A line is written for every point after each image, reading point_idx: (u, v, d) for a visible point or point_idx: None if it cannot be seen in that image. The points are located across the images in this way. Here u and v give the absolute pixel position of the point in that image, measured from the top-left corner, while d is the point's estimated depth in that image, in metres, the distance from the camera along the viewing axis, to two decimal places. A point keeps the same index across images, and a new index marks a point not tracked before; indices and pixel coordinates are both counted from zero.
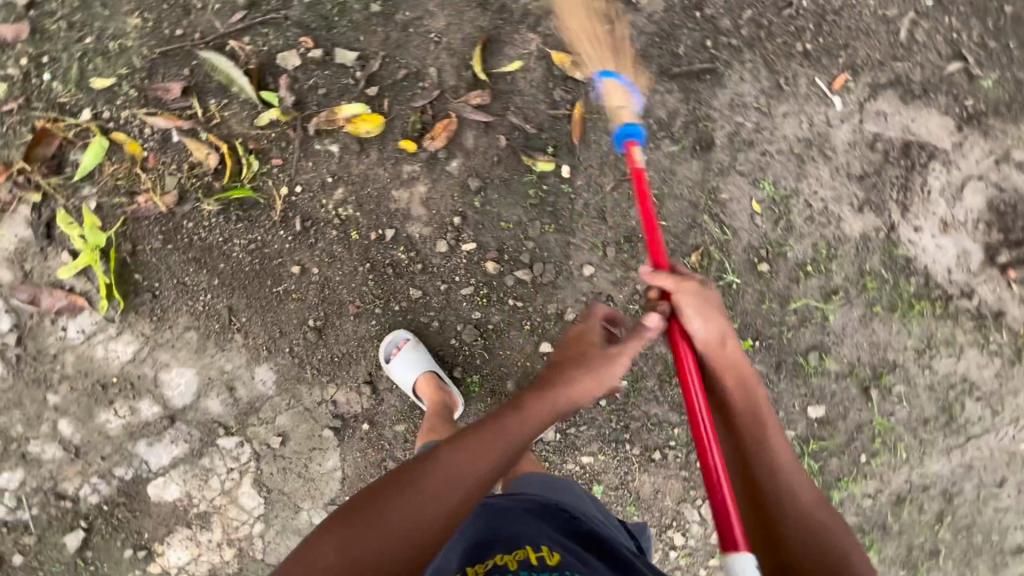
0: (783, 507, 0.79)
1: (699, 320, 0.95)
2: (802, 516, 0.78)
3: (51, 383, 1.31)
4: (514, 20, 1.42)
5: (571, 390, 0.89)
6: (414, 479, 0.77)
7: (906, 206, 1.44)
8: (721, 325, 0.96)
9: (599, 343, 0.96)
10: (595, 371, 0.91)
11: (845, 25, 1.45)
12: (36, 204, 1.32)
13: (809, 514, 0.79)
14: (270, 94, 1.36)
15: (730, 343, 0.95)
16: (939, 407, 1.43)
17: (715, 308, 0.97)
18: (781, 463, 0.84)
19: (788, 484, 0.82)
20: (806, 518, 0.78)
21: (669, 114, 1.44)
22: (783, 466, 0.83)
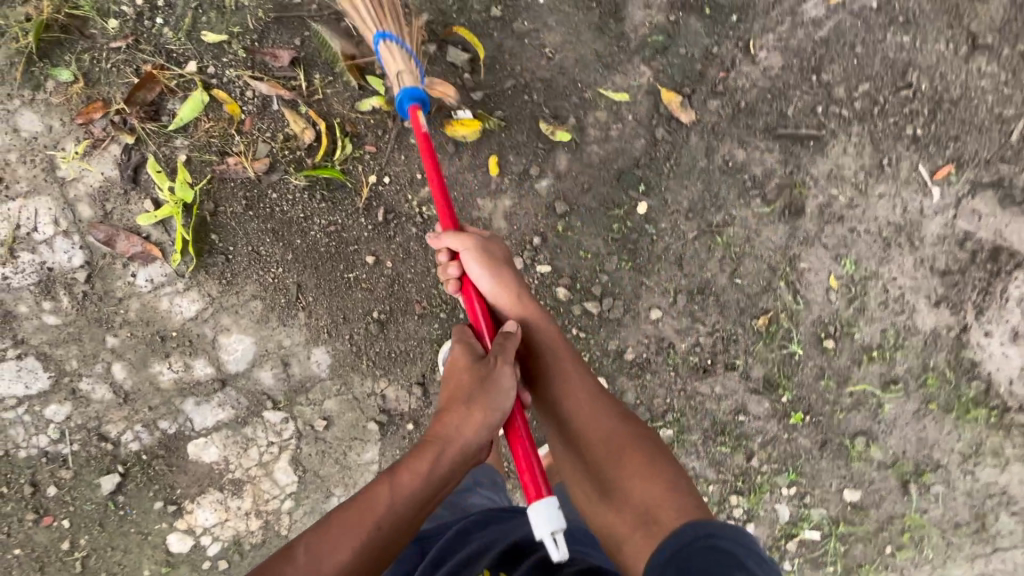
0: (607, 438, 0.96)
1: (498, 281, 1.10)
2: (622, 440, 0.95)
3: (112, 325, 1.32)
4: (630, 50, 1.39)
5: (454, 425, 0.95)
6: (289, 557, 0.77)
7: (981, 309, 1.42)
8: (517, 283, 1.11)
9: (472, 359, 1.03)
10: (483, 402, 0.96)
11: (960, 116, 1.41)
12: (128, 147, 1.32)
13: (626, 436, 0.96)
14: (375, 80, 1.34)
15: (528, 297, 1.12)
16: (973, 514, 1.43)
17: (508, 267, 1.12)
18: (596, 399, 1.02)
19: (605, 417, 0.99)
20: (622, 440, 0.95)
21: (765, 173, 1.41)
22: (600, 404, 1.01)
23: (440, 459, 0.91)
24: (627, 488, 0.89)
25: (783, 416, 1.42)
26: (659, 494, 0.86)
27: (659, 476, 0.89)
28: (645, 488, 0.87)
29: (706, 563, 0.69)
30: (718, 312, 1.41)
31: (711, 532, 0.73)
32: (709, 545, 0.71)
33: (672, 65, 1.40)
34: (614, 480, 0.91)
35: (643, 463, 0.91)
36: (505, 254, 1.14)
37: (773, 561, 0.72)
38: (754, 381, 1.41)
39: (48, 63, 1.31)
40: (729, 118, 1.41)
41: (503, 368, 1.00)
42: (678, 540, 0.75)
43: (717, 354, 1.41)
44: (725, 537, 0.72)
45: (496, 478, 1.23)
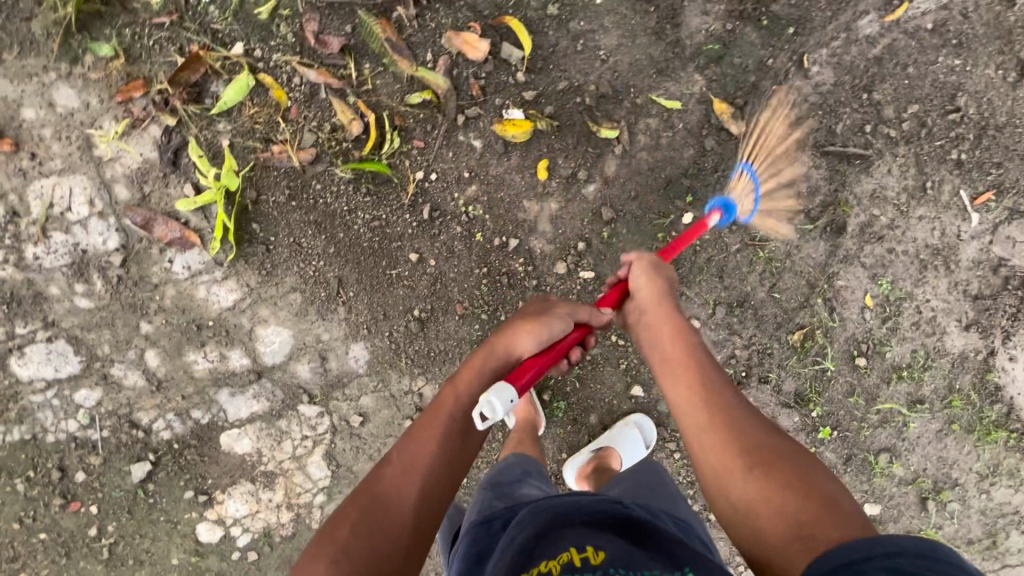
0: (746, 439, 0.82)
1: (648, 281, 1.06)
2: (763, 443, 0.81)
3: (146, 312, 1.29)
4: (684, 57, 1.37)
5: (506, 335, 0.97)
6: (385, 463, 0.85)
7: (1008, 335, 1.44)
8: (664, 286, 1.06)
9: (542, 308, 1.03)
10: (533, 323, 0.97)
11: (1005, 143, 1.41)
12: (169, 129, 1.28)
13: (768, 441, 0.82)
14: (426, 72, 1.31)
15: (664, 290, 1.05)
16: (984, 531, 1.48)
17: (668, 283, 1.08)
18: (726, 396, 0.89)
19: (743, 417, 0.85)
20: (760, 442, 0.82)
21: (810, 189, 1.42)
22: (736, 403, 0.88)
23: (491, 371, 0.94)
24: (771, 497, 0.75)
25: (811, 430, 1.45)
26: (815, 508, 0.72)
27: (811, 487, 0.75)
28: (795, 498, 0.74)
29: None
30: (755, 326, 1.42)
31: (882, 548, 0.60)
32: (886, 565, 0.58)
33: (725, 76, 1.38)
34: (756, 483, 0.77)
35: (791, 472, 0.77)
36: (671, 275, 1.10)
37: (966, 563, 0.58)
38: (785, 395, 1.44)
39: (87, 36, 1.26)
40: (778, 133, 1.40)
41: (558, 309, 1.01)
42: (845, 556, 0.62)
43: (752, 367, 1.43)
44: (905, 554, 0.58)
45: (544, 472, 1.16)
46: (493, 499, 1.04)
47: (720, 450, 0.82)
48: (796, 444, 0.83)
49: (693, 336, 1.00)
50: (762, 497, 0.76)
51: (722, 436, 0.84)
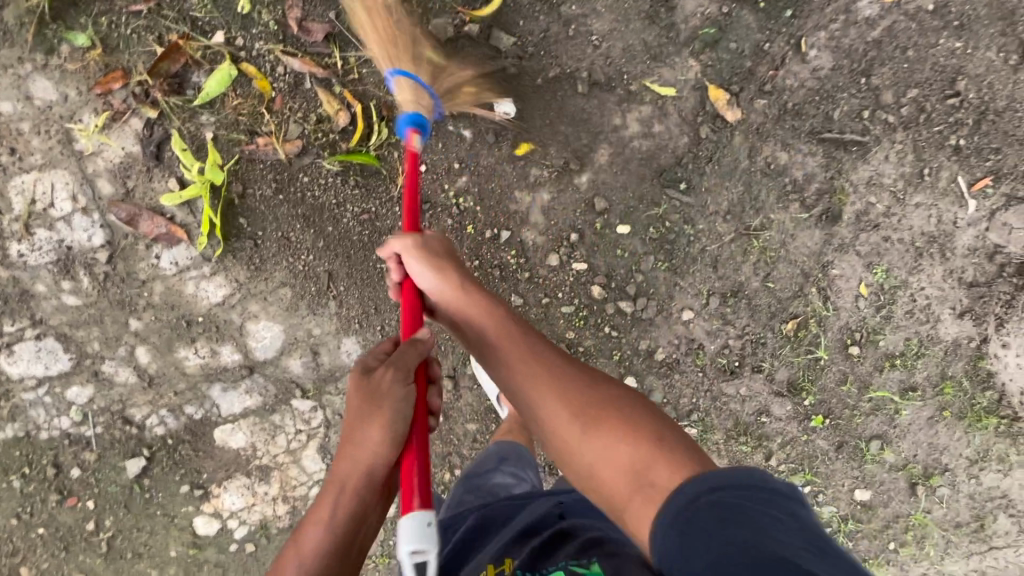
0: (575, 404, 0.80)
1: (435, 274, 0.96)
2: (590, 404, 0.80)
3: (135, 308, 1.28)
4: (679, 42, 1.34)
5: (352, 443, 0.81)
6: None
7: (1002, 322, 1.43)
8: (455, 270, 0.98)
9: (363, 378, 0.85)
10: (373, 410, 0.81)
11: (1004, 128, 1.38)
12: (150, 122, 1.25)
13: (600, 400, 0.80)
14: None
15: (457, 270, 0.98)
16: (973, 516, 1.49)
17: (453, 259, 1.00)
18: (549, 364, 0.87)
19: (571, 384, 0.83)
20: (588, 402, 0.80)
21: (806, 177, 1.40)
22: (563, 370, 0.86)
23: (352, 497, 0.78)
24: (611, 455, 0.74)
25: (804, 418, 1.45)
26: (645, 451, 0.72)
27: (644, 433, 0.75)
28: (631, 452, 0.73)
29: (714, 526, 0.57)
30: (749, 315, 1.42)
31: (709, 486, 0.62)
32: (714, 499, 0.60)
33: (721, 61, 1.35)
34: (596, 447, 0.76)
35: (622, 425, 0.76)
36: (448, 243, 1.03)
37: (779, 483, 0.63)
38: (778, 383, 1.44)
39: (62, 25, 1.22)
40: (774, 119, 1.38)
41: (388, 378, 0.84)
42: (679, 503, 0.62)
43: (745, 357, 1.43)
44: (728, 488, 0.61)
45: (524, 454, 1.16)
46: (463, 493, 1.07)
47: (561, 426, 0.80)
48: (623, 390, 0.83)
49: (500, 308, 0.95)
50: (602, 461, 0.74)
51: (558, 412, 0.81)
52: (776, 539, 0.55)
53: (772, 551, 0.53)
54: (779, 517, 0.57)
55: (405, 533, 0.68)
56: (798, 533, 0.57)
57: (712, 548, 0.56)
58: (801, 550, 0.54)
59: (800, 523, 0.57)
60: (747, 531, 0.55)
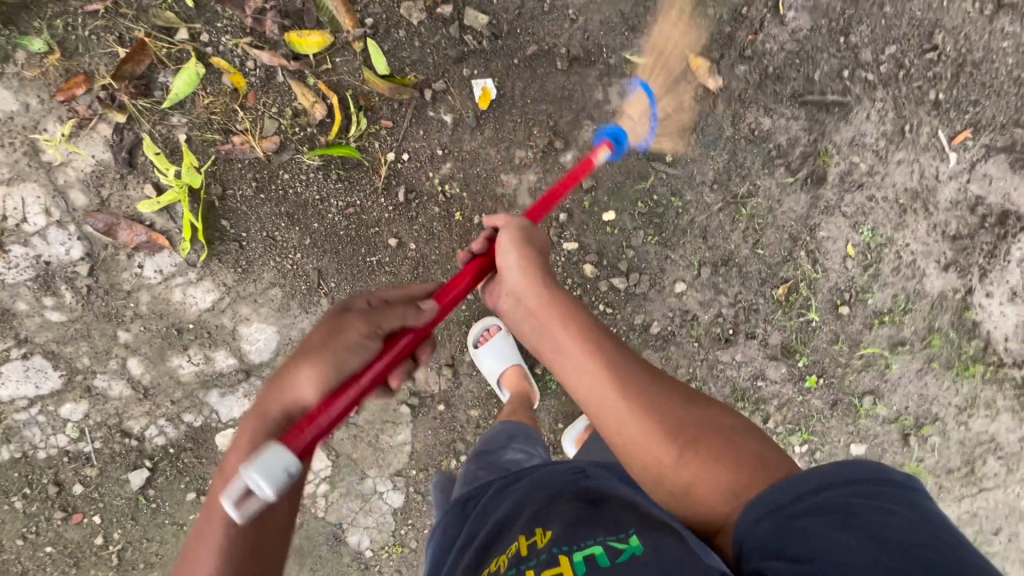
0: (668, 418, 0.77)
1: (524, 276, 0.96)
2: (686, 421, 0.77)
3: (123, 320, 1.26)
4: (656, 11, 1.32)
5: (292, 369, 0.80)
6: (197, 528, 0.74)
7: (985, 272, 1.46)
8: (542, 279, 0.96)
9: (334, 317, 0.87)
10: (322, 347, 0.82)
11: (981, 80, 1.39)
12: (120, 126, 1.21)
13: (695, 418, 0.77)
14: (371, 45, 1.24)
15: (538, 272, 0.97)
16: (963, 460, 1.54)
17: (540, 267, 0.98)
18: (642, 377, 0.83)
19: (660, 397, 0.80)
20: (685, 420, 0.77)
21: (790, 141, 1.39)
22: (651, 382, 0.83)
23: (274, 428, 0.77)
24: (709, 472, 0.71)
25: (798, 380, 1.48)
26: (748, 471, 0.69)
27: (746, 457, 0.71)
28: (726, 468, 0.70)
29: (818, 529, 0.57)
30: (740, 283, 1.43)
31: (813, 486, 0.61)
32: (815, 500, 0.60)
33: (699, 28, 1.33)
34: (694, 466, 0.72)
35: (723, 444, 0.73)
36: (538, 241, 1.02)
37: (896, 471, 0.62)
38: (772, 347, 1.46)
39: (15, 30, 1.17)
40: (756, 85, 1.37)
41: (350, 319, 0.84)
42: (772, 505, 0.62)
43: (739, 324, 1.45)
44: (835, 488, 0.60)
45: (530, 433, 1.16)
46: (477, 470, 1.07)
47: (646, 437, 0.77)
48: (718, 407, 0.80)
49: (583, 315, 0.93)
50: (696, 476, 0.71)
51: (643, 423, 0.78)
52: (889, 545, 0.54)
53: (880, 556, 0.53)
54: (891, 514, 0.57)
55: (257, 462, 0.61)
56: (914, 528, 0.56)
57: (810, 543, 0.57)
58: (914, 549, 0.54)
59: (918, 521, 0.56)
60: (853, 537, 0.55)
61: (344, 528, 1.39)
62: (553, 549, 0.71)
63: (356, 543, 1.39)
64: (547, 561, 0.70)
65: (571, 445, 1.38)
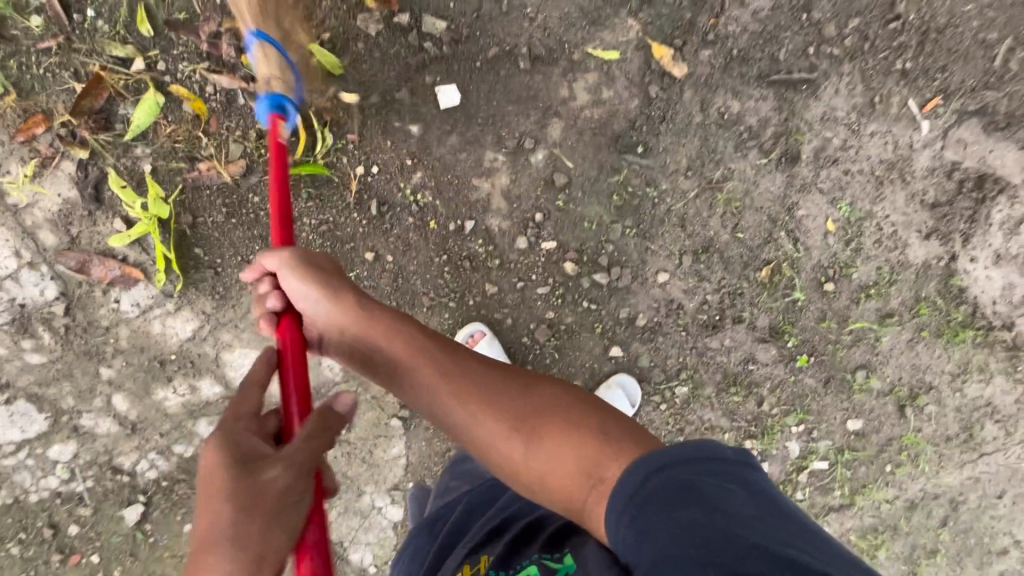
0: (507, 410, 0.82)
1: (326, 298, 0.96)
2: (523, 411, 0.82)
3: (103, 357, 1.25)
4: (615, 3, 1.32)
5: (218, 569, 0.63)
6: None
7: (968, 237, 1.45)
8: (348, 292, 0.97)
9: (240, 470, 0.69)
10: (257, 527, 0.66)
11: (947, 45, 1.39)
12: (84, 163, 1.21)
13: (531, 403, 0.82)
14: (315, 46, 1.22)
15: (348, 291, 0.97)
16: (961, 427, 1.53)
17: (339, 276, 0.99)
18: (474, 376, 0.88)
19: (497, 391, 0.85)
20: (521, 410, 0.82)
21: (760, 122, 1.39)
22: (483, 377, 0.87)
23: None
24: (554, 459, 0.76)
25: (789, 359, 1.48)
26: (587, 445, 0.75)
27: (585, 429, 0.77)
28: (574, 449, 0.75)
29: (668, 514, 0.61)
30: (723, 268, 1.42)
31: (657, 467, 0.66)
32: (661, 480, 0.65)
33: (660, 16, 1.33)
34: (541, 459, 0.77)
35: (559, 424, 0.79)
36: (330, 260, 1.01)
37: (729, 449, 0.68)
38: (760, 330, 1.46)
39: None
40: (721, 69, 1.36)
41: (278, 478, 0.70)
42: (628, 492, 0.66)
43: (725, 309, 1.44)
44: (676, 467, 0.65)
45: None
46: (450, 481, 1.09)
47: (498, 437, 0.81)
48: (549, 382, 0.86)
49: (406, 323, 0.96)
50: (545, 467, 0.77)
51: (489, 423, 0.82)
52: (729, 514, 0.60)
53: (725, 528, 0.59)
54: (728, 490, 0.63)
55: None
56: (746, 499, 0.62)
57: (665, 529, 0.60)
58: (750, 521, 0.60)
59: (749, 492, 0.63)
60: (697, 511, 0.60)
61: (345, 546, 1.39)
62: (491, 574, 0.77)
63: (359, 559, 1.39)
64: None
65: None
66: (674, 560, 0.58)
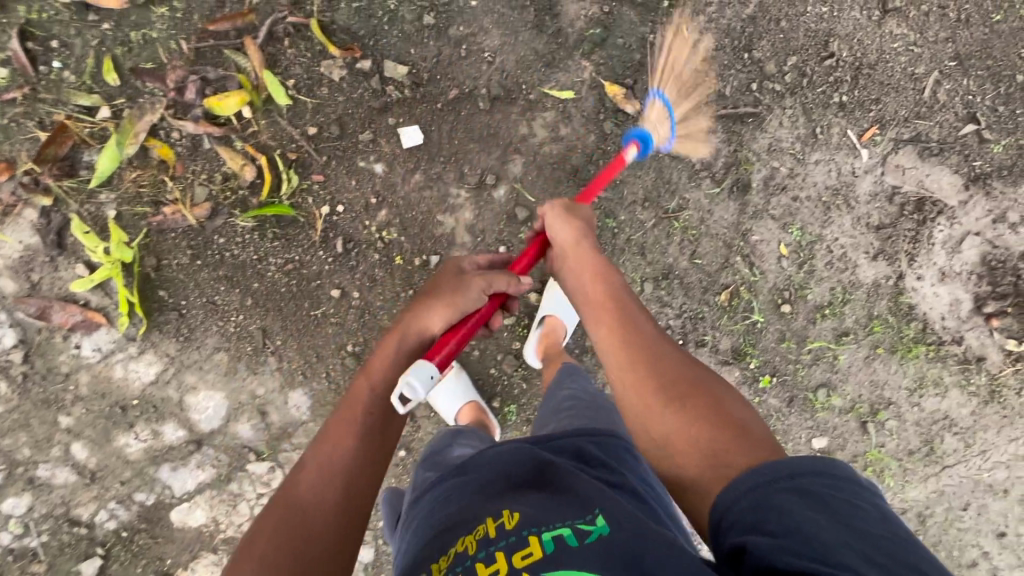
0: (675, 378, 0.84)
1: (570, 233, 1.06)
2: (683, 381, 0.83)
3: (62, 405, 1.22)
4: (569, 46, 1.39)
5: (425, 308, 0.99)
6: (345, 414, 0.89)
7: (913, 256, 1.52)
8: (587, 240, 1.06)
9: (456, 276, 1.04)
10: (448, 296, 0.99)
11: (879, 79, 1.49)
12: (46, 209, 1.21)
13: (696, 384, 0.83)
14: (267, 77, 1.25)
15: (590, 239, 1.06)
16: (922, 441, 1.57)
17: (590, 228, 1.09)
18: (659, 346, 0.89)
19: (673, 363, 0.87)
20: (681, 381, 0.83)
21: (711, 153, 1.46)
22: (665, 350, 0.89)
23: (408, 354, 0.97)
24: (689, 430, 0.78)
25: (752, 381, 1.52)
26: (728, 439, 0.74)
27: (731, 426, 0.76)
28: (709, 432, 0.76)
29: (796, 508, 0.61)
30: (683, 294, 1.47)
31: (796, 470, 0.65)
32: (796, 480, 0.64)
33: (612, 57, 1.40)
34: (677, 419, 0.79)
35: (713, 410, 0.79)
36: (590, 215, 1.11)
37: (860, 476, 0.67)
38: (723, 353, 1.50)
39: None
40: None
41: (472, 279, 1.01)
42: (751, 482, 0.66)
43: (687, 334, 1.48)
44: (812, 475, 0.64)
45: (478, 432, 1.16)
46: (424, 472, 1.03)
47: (640, 388, 0.85)
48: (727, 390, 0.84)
49: (622, 287, 0.99)
50: (678, 432, 0.78)
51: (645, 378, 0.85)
52: (858, 531, 0.59)
53: (851, 541, 0.58)
54: (859, 508, 0.62)
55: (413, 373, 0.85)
56: (876, 520, 0.61)
57: (788, 519, 0.61)
58: (879, 541, 0.59)
59: (878, 515, 0.62)
60: (826, 517, 0.60)
61: None
62: (523, 531, 0.69)
63: None
64: (518, 543, 0.67)
65: (536, 358, 1.33)
66: (793, 550, 0.59)
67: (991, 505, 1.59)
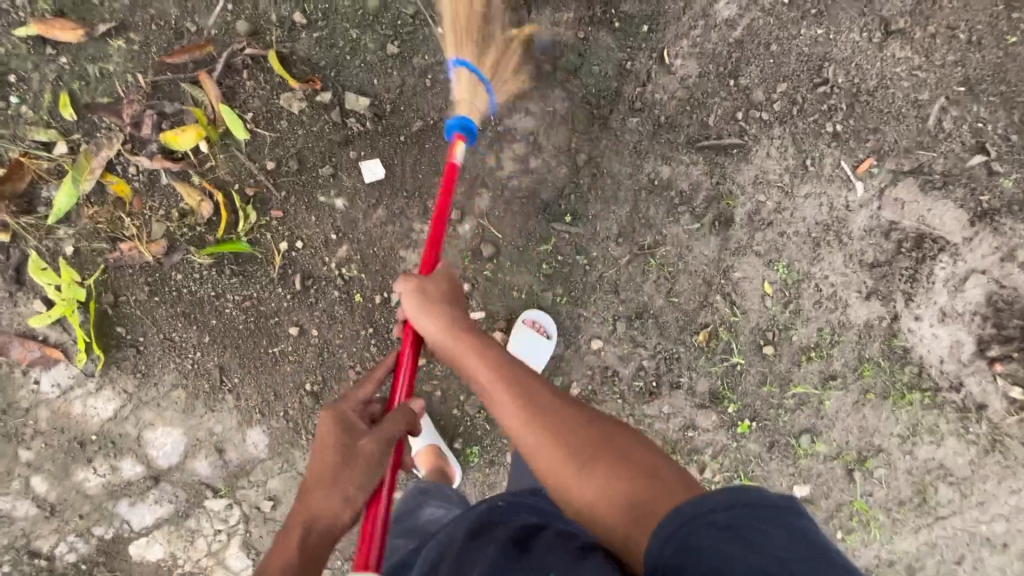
0: (580, 439, 0.77)
1: (432, 319, 0.97)
2: (589, 439, 0.77)
3: (23, 438, 1.24)
4: (541, 74, 1.33)
5: (326, 490, 0.84)
6: None
7: (910, 296, 1.43)
8: (453, 314, 0.98)
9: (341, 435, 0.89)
10: (352, 469, 0.86)
11: (878, 107, 1.39)
12: (6, 245, 1.21)
13: (602, 440, 0.76)
14: (223, 111, 1.22)
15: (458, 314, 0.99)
16: (914, 491, 1.48)
17: (455, 300, 1.02)
18: (557, 408, 0.82)
19: (574, 424, 0.79)
20: (587, 438, 0.77)
21: (692, 186, 1.38)
22: (564, 409, 0.82)
23: (316, 547, 0.80)
24: (609, 490, 0.70)
25: (730, 426, 1.45)
26: (642, 488, 0.68)
27: (643, 471, 0.71)
28: (627, 483, 0.69)
29: (711, 547, 0.54)
30: (658, 333, 1.41)
31: (708, 505, 0.58)
32: (710, 517, 0.57)
33: (586, 86, 1.34)
34: (593, 486, 0.72)
35: (623, 462, 0.73)
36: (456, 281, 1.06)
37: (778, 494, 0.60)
38: (700, 396, 1.43)
39: None
40: (650, 135, 1.37)
41: (370, 447, 0.88)
42: (670, 525, 0.59)
43: (662, 375, 1.42)
44: (724, 508, 0.57)
45: (445, 487, 1.14)
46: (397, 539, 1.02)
47: (555, 465, 0.76)
48: (631, 433, 0.78)
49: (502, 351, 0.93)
50: (599, 495, 0.71)
51: (553, 448, 0.77)
52: (772, 558, 0.52)
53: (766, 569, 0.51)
54: (771, 534, 0.55)
55: None
56: (794, 542, 0.54)
57: (703, 561, 0.54)
58: (795, 563, 0.52)
59: (796, 535, 0.55)
60: (741, 550, 0.53)
61: None
62: None
63: None
64: None
65: None
66: None
67: (989, 560, 1.49)
